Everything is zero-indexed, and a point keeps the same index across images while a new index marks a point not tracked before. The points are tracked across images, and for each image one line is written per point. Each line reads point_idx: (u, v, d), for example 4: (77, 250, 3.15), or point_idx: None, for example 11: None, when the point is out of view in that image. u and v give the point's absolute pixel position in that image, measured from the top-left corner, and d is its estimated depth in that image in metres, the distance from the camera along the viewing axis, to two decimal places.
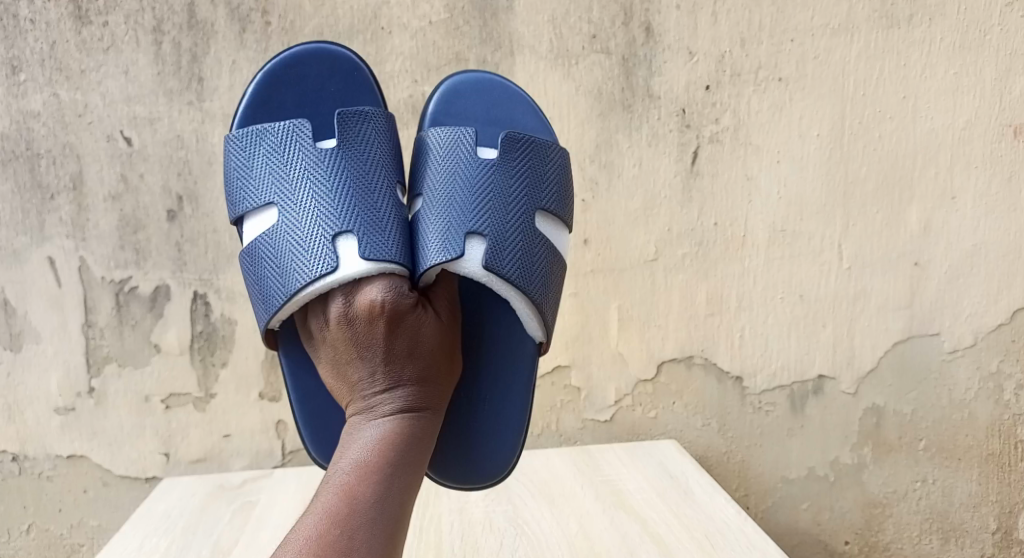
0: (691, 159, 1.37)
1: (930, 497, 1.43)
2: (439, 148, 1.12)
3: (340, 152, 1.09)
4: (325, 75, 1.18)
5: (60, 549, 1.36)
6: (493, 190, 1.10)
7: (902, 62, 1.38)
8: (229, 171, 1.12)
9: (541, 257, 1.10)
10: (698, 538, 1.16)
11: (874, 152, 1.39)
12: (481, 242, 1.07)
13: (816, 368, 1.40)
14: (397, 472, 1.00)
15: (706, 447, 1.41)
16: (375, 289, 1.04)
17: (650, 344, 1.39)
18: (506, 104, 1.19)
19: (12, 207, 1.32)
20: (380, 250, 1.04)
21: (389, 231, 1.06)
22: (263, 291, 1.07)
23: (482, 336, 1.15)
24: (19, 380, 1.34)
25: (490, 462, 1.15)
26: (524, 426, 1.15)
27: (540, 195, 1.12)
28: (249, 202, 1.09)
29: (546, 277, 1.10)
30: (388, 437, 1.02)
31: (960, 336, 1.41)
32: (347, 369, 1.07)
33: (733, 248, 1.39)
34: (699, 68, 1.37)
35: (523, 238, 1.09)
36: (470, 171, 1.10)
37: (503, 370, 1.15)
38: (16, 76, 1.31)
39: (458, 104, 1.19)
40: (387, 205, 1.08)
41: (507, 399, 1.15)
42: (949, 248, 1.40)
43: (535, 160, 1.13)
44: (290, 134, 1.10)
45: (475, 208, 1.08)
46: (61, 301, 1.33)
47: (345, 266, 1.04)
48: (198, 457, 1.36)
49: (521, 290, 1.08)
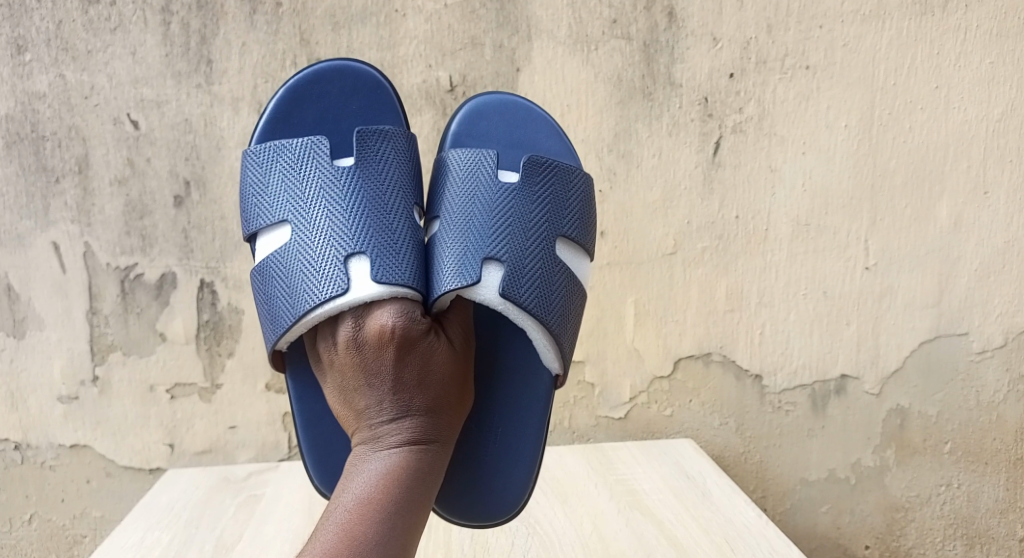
0: (713, 150, 1.33)
1: (954, 501, 1.39)
2: (459, 171, 1.08)
3: (358, 172, 1.06)
4: (346, 91, 1.14)
5: (62, 540, 1.34)
6: (513, 216, 1.06)
7: (934, 51, 1.33)
8: (245, 186, 1.09)
9: (560, 286, 1.06)
10: (718, 541, 1.13)
11: (904, 144, 1.34)
12: (499, 269, 1.04)
13: (838, 367, 1.36)
14: (402, 510, 0.97)
15: (724, 447, 1.37)
16: (386, 313, 1.01)
17: (668, 340, 1.35)
18: (529, 126, 1.15)
19: (17, 190, 1.29)
20: (393, 274, 1.01)
21: (404, 255, 1.03)
22: (272, 311, 1.04)
23: (497, 359, 1.11)
24: (22, 367, 1.32)
25: (499, 498, 1.10)
26: (535, 463, 1.10)
27: (561, 222, 1.08)
28: (263, 219, 1.06)
29: (565, 307, 1.06)
30: (393, 472, 0.99)
31: (990, 336, 1.37)
32: (354, 396, 1.03)
33: (754, 241, 1.34)
34: (723, 55, 1.32)
35: (542, 266, 1.05)
36: (490, 195, 1.07)
37: (517, 401, 1.11)
38: (22, 56, 1.28)
39: (480, 125, 1.15)
40: (402, 227, 1.05)
41: (520, 432, 1.11)
42: (980, 245, 1.36)
43: (557, 186, 1.09)
44: (309, 151, 1.07)
45: (493, 233, 1.05)
46: (65, 287, 1.31)
47: (356, 289, 1.01)
48: (203, 449, 1.33)
49: (538, 320, 1.04)
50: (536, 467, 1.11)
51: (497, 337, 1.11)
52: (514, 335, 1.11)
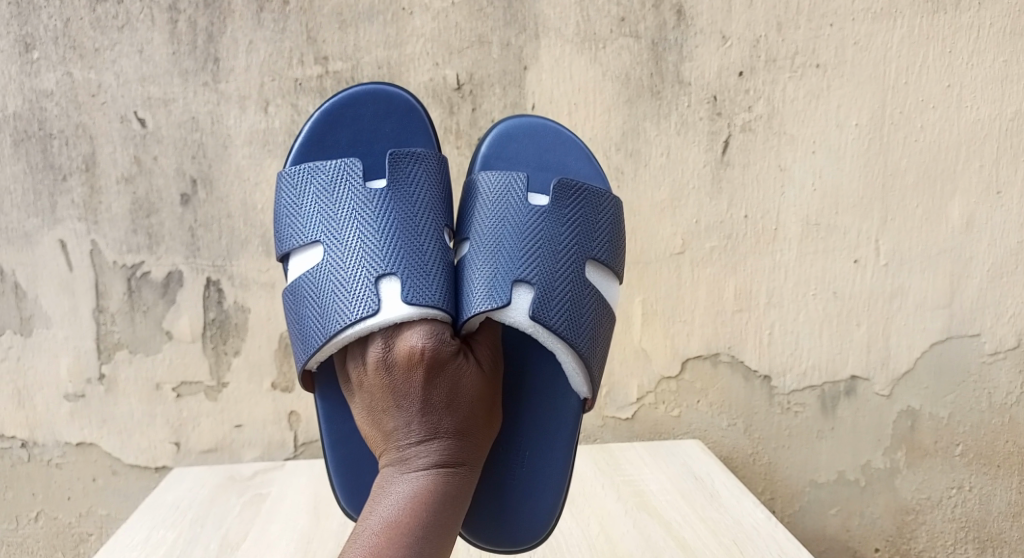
0: (722, 149, 1.32)
1: (966, 504, 1.38)
2: (490, 193, 1.08)
3: (391, 194, 1.06)
4: (380, 115, 1.14)
5: (68, 538, 1.34)
6: (542, 238, 1.05)
7: (946, 49, 1.32)
8: (279, 208, 1.09)
9: (590, 310, 1.05)
10: (726, 543, 1.12)
11: (915, 143, 1.33)
12: (528, 291, 1.03)
13: (848, 368, 1.35)
14: (429, 534, 0.96)
15: (732, 448, 1.36)
16: (416, 334, 1.00)
17: (676, 340, 1.34)
18: (558, 149, 1.14)
19: (24, 188, 1.29)
20: (423, 294, 1.01)
21: (434, 276, 1.03)
22: (303, 331, 1.04)
23: (522, 373, 1.10)
24: (28, 364, 1.32)
25: (527, 524, 1.09)
26: (565, 489, 1.09)
27: (591, 245, 1.07)
28: (295, 239, 1.06)
29: (594, 330, 1.05)
30: (420, 495, 0.98)
31: (1002, 338, 1.35)
32: (383, 417, 1.03)
33: (764, 241, 1.33)
34: (732, 53, 1.31)
35: (571, 289, 1.04)
36: (520, 218, 1.06)
37: (546, 425, 1.10)
38: (29, 54, 1.28)
39: (509, 148, 1.14)
40: (432, 248, 1.04)
41: (549, 456, 1.09)
42: (992, 246, 1.34)
43: (587, 210, 1.08)
44: (342, 173, 1.07)
45: (523, 255, 1.04)
46: (72, 285, 1.30)
47: (387, 310, 1.01)
48: (209, 448, 1.33)
49: (568, 343, 1.03)
50: (564, 493, 1.09)
51: (522, 350, 1.11)
52: (533, 345, 1.11)
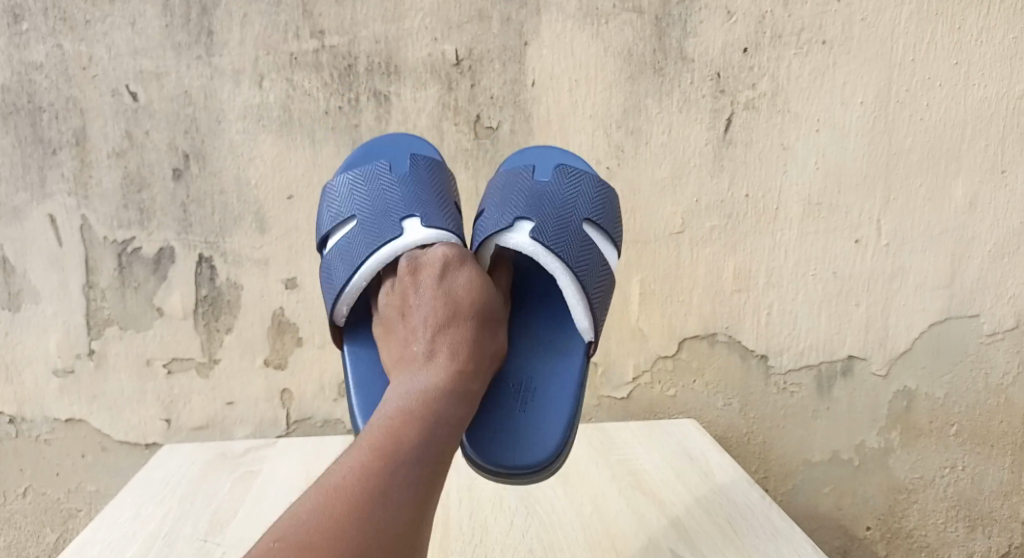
0: (724, 127, 1.30)
1: (959, 483, 1.37)
2: (500, 181, 1.14)
3: (413, 172, 1.13)
4: (404, 141, 1.19)
5: (58, 514, 1.32)
6: (546, 195, 1.09)
7: (955, 26, 1.30)
8: (318, 209, 1.14)
9: (592, 253, 1.07)
10: (721, 526, 1.11)
11: (920, 122, 1.31)
12: (529, 222, 1.07)
13: (846, 348, 1.34)
14: (403, 432, 0.89)
15: (726, 428, 1.35)
16: (431, 257, 1.02)
17: (673, 320, 1.33)
18: (566, 157, 1.17)
19: (12, 161, 1.27)
20: (441, 221, 1.08)
21: (449, 212, 1.11)
22: (331, 280, 1.08)
23: (527, 336, 1.09)
24: (18, 340, 1.30)
25: (533, 433, 1.02)
26: (572, 421, 1.04)
27: (593, 208, 1.11)
28: (328, 222, 1.12)
29: (596, 269, 1.07)
30: (400, 408, 0.91)
31: (1001, 318, 1.35)
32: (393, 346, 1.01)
33: (765, 220, 1.32)
34: (737, 29, 1.29)
35: (573, 227, 1.07)
36: (525, 184, 1.11)
37: (552, 366, 1.07)
38: (18, 25, 1.25)
39: (522, 159, 1.18)
40: (451, 212, 1.10)
41: (556, 390, 1.05)
42: (994, 225, 1.33)
43: (590, 183, 1.12)
44: (369, 172, 1.12)
45: (527, 203, 1.08)
46: (61, 261, 1.28)
47: (407, 236, 1.06)
48: (200, 425, 1.32)
49: (568, 264, 1.05)
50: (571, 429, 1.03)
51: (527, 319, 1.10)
52: (539, 317, 1.10)
